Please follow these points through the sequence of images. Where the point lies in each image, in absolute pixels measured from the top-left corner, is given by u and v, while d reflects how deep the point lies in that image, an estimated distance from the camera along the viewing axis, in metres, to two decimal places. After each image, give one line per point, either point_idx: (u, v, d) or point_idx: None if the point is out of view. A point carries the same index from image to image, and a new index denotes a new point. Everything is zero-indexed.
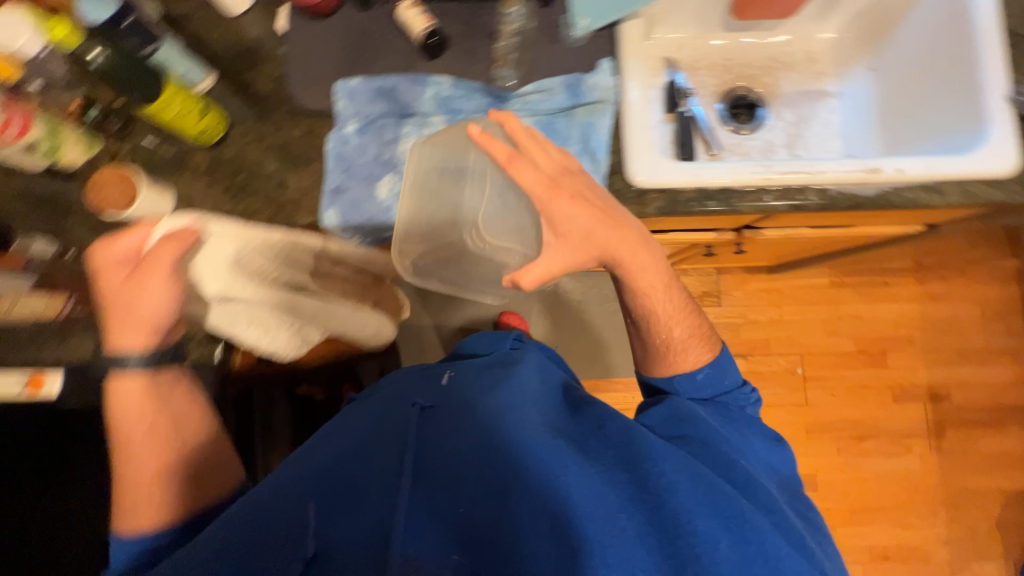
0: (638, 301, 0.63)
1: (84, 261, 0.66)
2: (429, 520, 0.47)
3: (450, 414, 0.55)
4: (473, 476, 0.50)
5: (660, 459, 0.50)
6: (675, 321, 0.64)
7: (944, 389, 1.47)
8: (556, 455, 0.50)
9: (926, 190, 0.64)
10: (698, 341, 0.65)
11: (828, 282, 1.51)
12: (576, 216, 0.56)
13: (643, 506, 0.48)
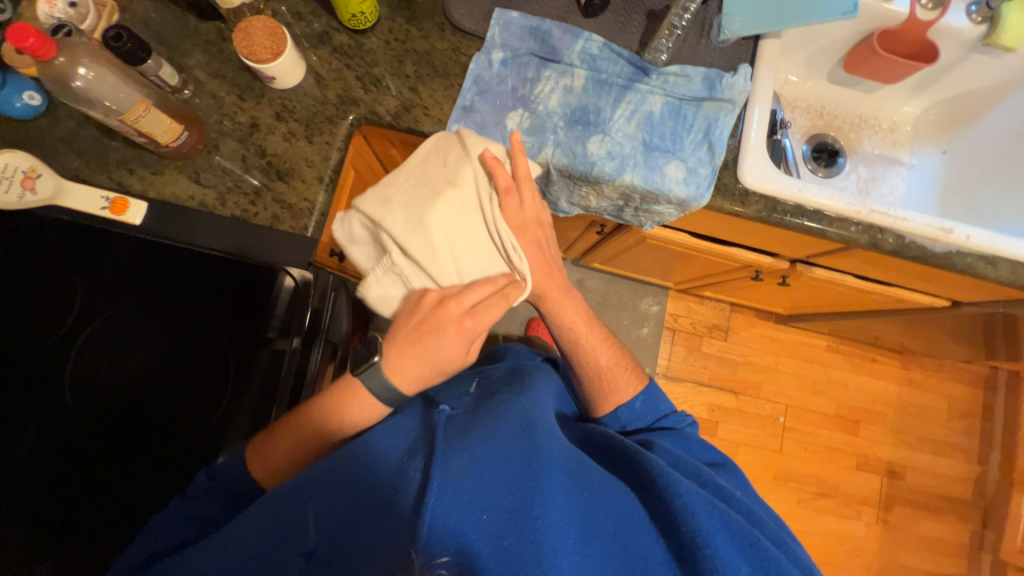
0: (569, 339, 0.72)
1: (196, 105, 0.66)
2: (453, 524, 0.45)
3: (472, 421, 0.55)
4: (504, 478, 0.48)
5: (674, 480, 0.52)
6: (601, 351, 0.72)
7: (901, 469, 1.59)
8: (577, 472, 0.52)
9: (983, 260, 0.72)
10: (625, 374, 0.73)
11: (825, 345, 1.62)
12: (528, 257, 0.64)
13: (660, 528, 0.51)
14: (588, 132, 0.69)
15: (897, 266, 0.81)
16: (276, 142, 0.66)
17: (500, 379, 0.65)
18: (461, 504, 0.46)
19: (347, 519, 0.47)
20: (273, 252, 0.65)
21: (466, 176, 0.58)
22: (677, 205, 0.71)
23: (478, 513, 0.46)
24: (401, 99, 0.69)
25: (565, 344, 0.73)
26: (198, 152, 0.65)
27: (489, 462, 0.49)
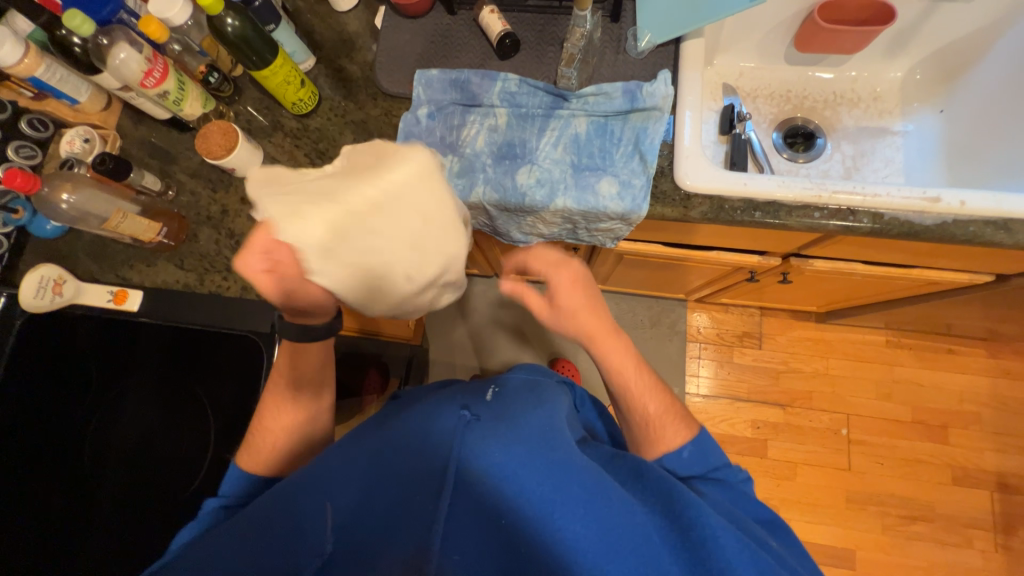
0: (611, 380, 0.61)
1: (181, 202, 0.77)
2: (472, 521, 0.45)
3: (497, 420, 0.50)
4: (519, 487, 0.45)
5: (704, 511, 0.45)
6: (646, 396, 0.60)
7: (1015, 480, 1.31)
8: (599, 485, 0.45)
9: (991, 225, 0.62)
10: (672, 425, 0.59)
11: (883, 340, 1.43)
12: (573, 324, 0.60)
13: (685, 558, 0.44)
14: (516, 165, 0.70)
15: (898, 246, 0.72)
16: (243, 223, 0.75)
17: (522, 383, 0.59)
18: (480, 506, 0.45)
19: (369, 518, 0.48)
20: (249, 319, 0.73)
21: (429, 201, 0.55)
22: (620, 219, 0.69)
23: (499, 516, 0.44)
24: None
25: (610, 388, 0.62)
26: (182, 242, 0.75)
27: (510, 463, 0.46)
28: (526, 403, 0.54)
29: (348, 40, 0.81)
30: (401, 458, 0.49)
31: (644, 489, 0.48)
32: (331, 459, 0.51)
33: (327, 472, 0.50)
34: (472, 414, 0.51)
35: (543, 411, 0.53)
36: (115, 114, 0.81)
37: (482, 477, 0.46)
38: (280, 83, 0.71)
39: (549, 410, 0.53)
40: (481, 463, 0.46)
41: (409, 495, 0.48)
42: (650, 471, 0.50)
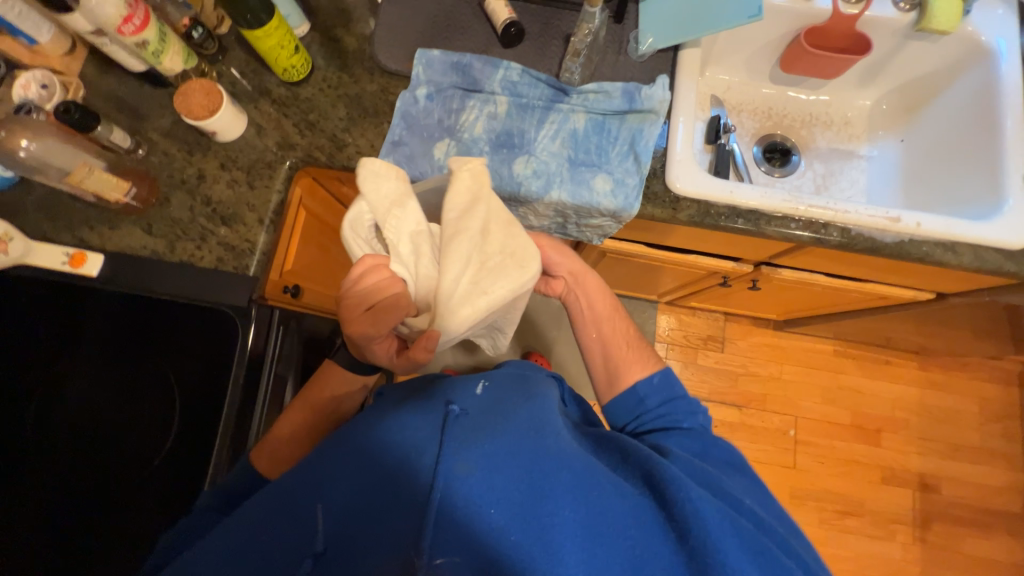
0: (583, 316, 0.68)
1: (151, 162, 0.72)
2: (460, 515, 0.45)
3: (480, 418, 0.53)
4: (507, 477, 0.47)
5: (684, 485, 0.46)
6: (615, 328, 0.67)
7: (934, 481, 1.45)
8: (584, 471, 0.47)
9: (940, 246, 0.68)
10: (639, 353, 0.66)
11: (831, 350, 1.54)
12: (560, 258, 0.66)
13: (671, 535, 0.45)
14: (513, 154, 0.71)
15: (859, 261, 0.78)
16: (221, 190, 0.71)
17: (510, 378, 0.62)
18: (469, 498, 0.45)
19: (357, 522, 0.47)
20: (220, 290, 0.69)
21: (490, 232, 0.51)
22: (612, 217, 0.71)
23: (487, 508, 0.45)
24: (336, 139, 0.73)
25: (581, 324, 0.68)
26: (151, 205, 0.70)
27: (498, 457, 0.48)
28: (509, 401, 0.56)
29: (346, 9, 0.78)
30: (388, 458, 0.50)
31: (630, 472, 0.50)
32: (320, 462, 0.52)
33: (316, 473, 0.51)
34: (459, 408, 0.54)
35: (526, 405, 0.55)
36: (79, 60, 0.75)
37: (470, 471, 0.47)
38: (272, 47, 0.67)
39: (533, 405, 0.55)
40: (468, 457, 0.48)
41: (395, 495, 0.48)
42: (635, 452, 0.51)
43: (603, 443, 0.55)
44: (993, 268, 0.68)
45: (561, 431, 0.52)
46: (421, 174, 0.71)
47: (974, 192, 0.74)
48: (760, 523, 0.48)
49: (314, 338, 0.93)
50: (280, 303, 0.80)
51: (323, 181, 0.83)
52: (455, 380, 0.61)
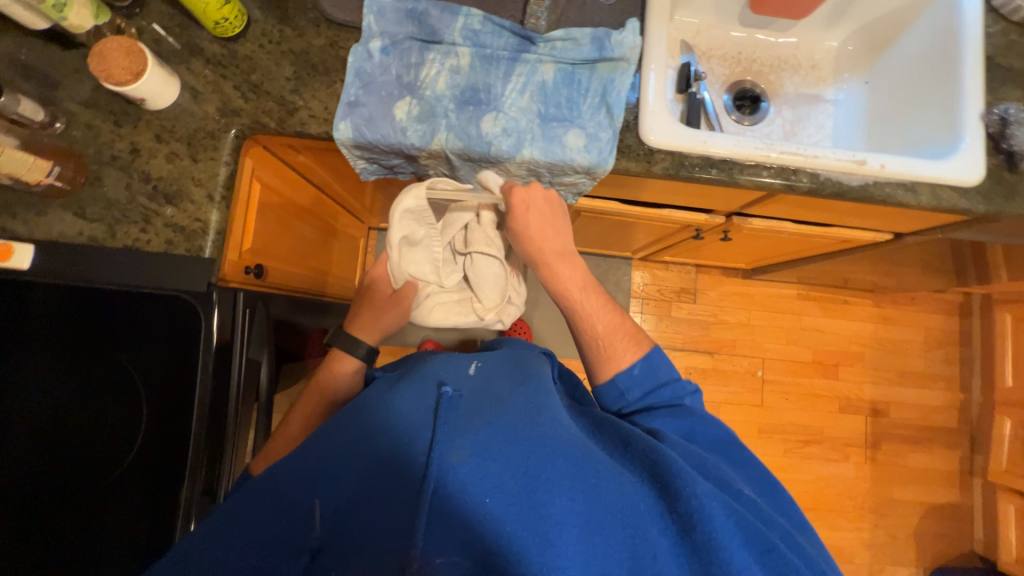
0: (564, 298, 0.67)
1: (74, 139, 0.64)
2: (448, 505, 0.44)
3: (475, 401, 0.53)
4: (504, 463, 0.46)
5: (692, 479, 0.47)
6: (598, 316, 0.66)
7: (884, 405, 1.59)
8: (585, 460, 0.47)
9: (901, 187, 0.70)
10: (623, 340, 0.65)
11: (795, 294, 1.61)
12: (524, 228, 0.64)
13: (674, 525, 0.46)
14: (479, 111, 0.66)
15: (826, 206, 0.80)
16: (161, 165, 0.65)
17: (504, 360, 0.62)
18: (461, 487, 0.45)
19: (348, 514, 0.47)
20: (171, 275, 0.64)
21: (494, 298, 0.74)
22: (585, 173, 0.69)
23: (481, 497, 0.44)
24: (285, 103, 0.67)
25: (565, 311, 0.68)
26: (80, 185, 0.64)
27: (493, 445, 0.47)
28: (505, 386, 0.56)
29: None
30: (377, 445, 0.50)
31: (632, 460, 0.51)
32: (309, 447, 0.51)
33: (303, 462, 0.50)
34: (452, 390, 0.53)
35: (523, 390, 0.55)
36: None
37: (463, 459, 0.46)
38: None
39: (530, 390, 0.55)
40: (461, 443, 0.47)
41: (383, 485, 0.47)
42: (634, 440, 0.52)
43: (602, 428, 0.56)
44: (950, 206, 0.70)
45: (559, 414, 0.52)
46: (382, 137, 0.66)
47: (930, 133, 0.76)
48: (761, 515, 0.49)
49: (286, 317, 0.89)
50: (242, 285, 0.75)
51: (273, 150, 0.77)
52: (446, 358, 0.61)
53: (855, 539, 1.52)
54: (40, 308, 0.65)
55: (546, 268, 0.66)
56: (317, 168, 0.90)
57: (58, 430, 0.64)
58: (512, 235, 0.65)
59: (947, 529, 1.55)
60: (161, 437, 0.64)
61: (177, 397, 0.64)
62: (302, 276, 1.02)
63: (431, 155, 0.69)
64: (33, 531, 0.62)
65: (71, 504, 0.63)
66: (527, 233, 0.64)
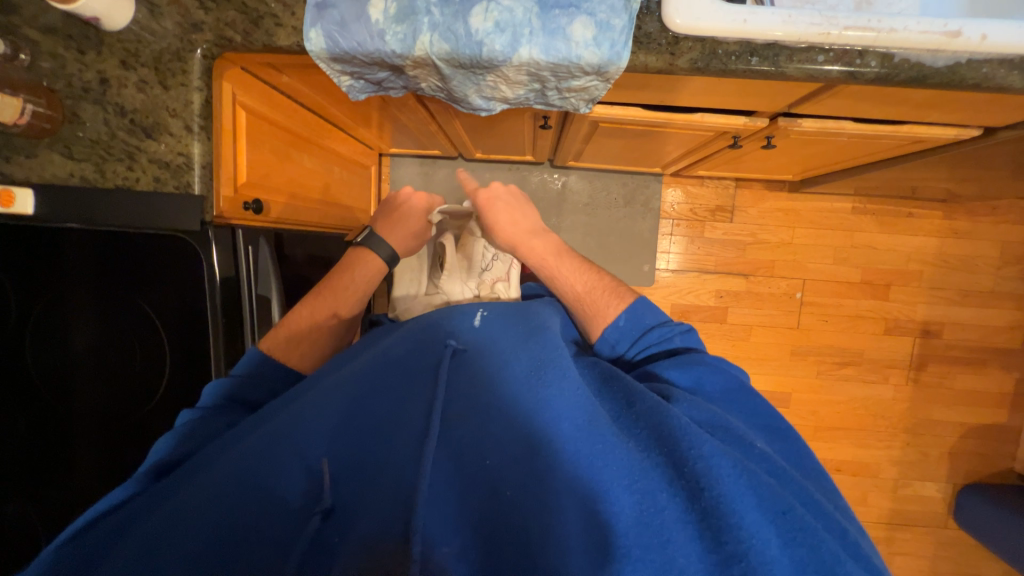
0: (543, 269, 0.73)
1: (41, 72, 0.60)
2: (456, 467, 0.48)
3: (481, 358, 0.55)
4: (506, 429, 0.49)
5: (699, 442, 0.46)
6: (574, 279, 0.70)
7: (937, 326, 1.47)
8: (591, 425, 0.48)
9: (1006, 65, 0.55)
10: (608, 295, 0.67)
11: (850, 208, 1.44)
12: (495, 214, 0.79)
13: (682, 491, 0.45)
14: (467, 3, 0.55)
15: (899, 97, 0.65)
16: (134, 96, 0.61)
17: (508, 312, 0.63)
18: (464, 449, 0.49)
19: (356, 474, 0.48)
20: (166, 214, 0.63)
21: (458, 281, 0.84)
22: (596, 75, 0.59)
23: (484, 458, 0.48)
24: (248, 11, 0.59)
25: (543, 277, 0.73)
26: (61, 124, 0.61)
27: (493, 412, 0.50)
28: (511, 342, 0.58)
29: None
30: (389, 408, 0.53)
31: (640, 421, 0.50)
32: (318, 397, 0.52)
33: (304, 416, 0.50)
34: (457, 345, 0.57)
35: (528, 347, 0.57)
36: None
37: (467, 420, 0.50)
38: None
39: (536, 347, 0.57)
40: (465, 406, 0.52)
41: (393, 445, 0.50)
42: (641, 402, 0.51)
43: (609, 383, 0.56)
44: None
45: (567, 375, 0.52)
46: (359, 45, 0.57)
47: None
48: (777, 473, 0.47)
49: (298, 252, 0.89)
50: (244, 221, 0.74)
51: (253, 71, 0.70)
52: (454, 311, 0.63)
53: (884, 456, 1.51)
54: (62, 255, 0.67)
55: (520, 241, 0.76)
56: (306, 90, 0.83)
57: (104, 363, 0.70)
58: (492, 226, 0.79)
59: (987, 448, 1.50)
60: (187, 368, 0.69)
61: (196, 332, 0.68)
62: (312, 210, 1.00)
63: (417, 65, 0.60)
64: (103, 445, 0.71)
65: (124, 426, 0.71)
66: (498, 220, 0.78)
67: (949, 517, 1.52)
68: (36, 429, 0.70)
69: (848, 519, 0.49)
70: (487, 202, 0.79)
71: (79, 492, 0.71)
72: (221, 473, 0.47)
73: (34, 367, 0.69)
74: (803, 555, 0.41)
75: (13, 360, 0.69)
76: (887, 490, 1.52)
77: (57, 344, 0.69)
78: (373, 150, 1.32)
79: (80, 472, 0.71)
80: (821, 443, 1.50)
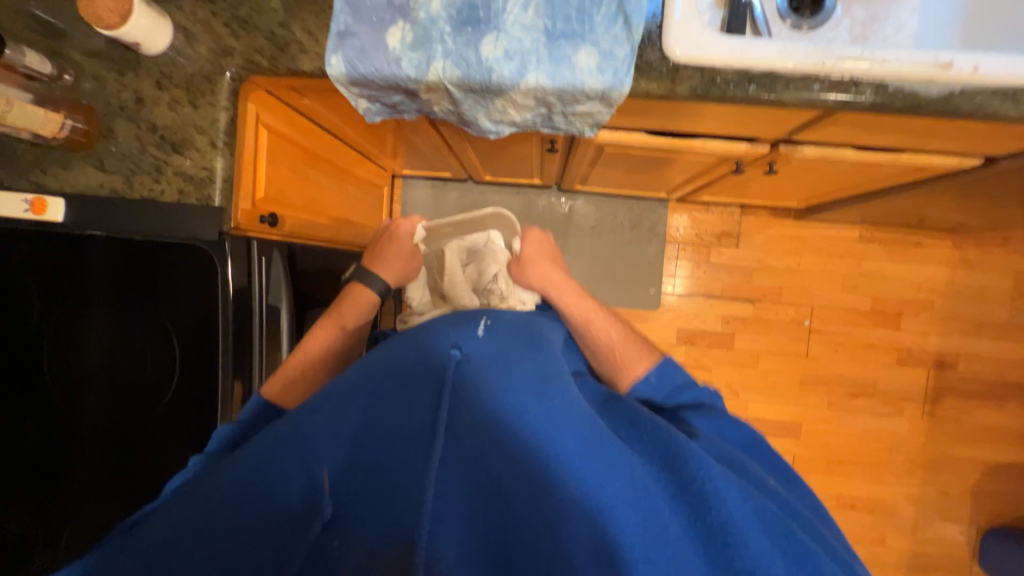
0: (579, 317, 0.75)
1: (82, 91, 0.64)
2: (459, 475, 0.47)
3: (485, 369, 0.52)
4: (509, 441, 0.47)
5: (705, 463, 0.47)
6: (610, 330, 0.74)
7: (952, 358, 1.44)
8: (594, 436, 0.47)
9: (999, 95, 0.57)
10: (636, 351, 0.71)
11: (857, 236, 1.44)
12: (534, 254, 0.82)
13: (685, 508, 0.45)
14: (479, 33, 0.59)
15: (896, 125, 0.67)
16: (165, 113, 0.65)
17: (513, 323, 0.62)
18: (466, 459, 0.48)
19: (360, 480, 0.49)
20: (186, 224, 0.66)
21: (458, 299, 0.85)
22: (599, 101, 0.61)
23: (488, 470, 0.47)
24: (276, 38, 0.63)
25: (579, 323, 0.75)
26: (95, 138, 0.65)
27: (494, 425, 0.48)
28: (512, 354, 0.56)
29: None
30: (389, 417, 0.52)
31: (644, 441, 0.51)
32: (326, 405, 0.51)
33: (309, 429, 0.50)
34: (461, 355, 0.54)
35: (531, 360, 0.56)
36: None
37: (471, 429, 0.49)
38: None
39: (539, 360, 0.56)
40: (469, 416, 0.49)
41: (395, 452, 0.50)
42: (646, 423, 0.52)
43: (611, 405, 0.56)
44: None
45: (570, 391, 0.52)
46: (376, 70, 0.61)
47: None
48: (784, 503, 0.49)
49: (309, 267, 0.92)
50: (260, 234, 0.77)
51: (277, 94, 0.75)
52: (456, 319, 0.61)
53: (901, 494, 1.45)
54: (88, 260, 0.71)
55: (560, 286, 0.79)
56: (326, 113, 0.87)
57: (115, 368, 0.72)
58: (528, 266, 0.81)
59: (1011, 488, 1.43)
60: (193, 375, 0.70)
61: (205, 337, 0.69)
62: (324, 226, 1.03)
63: (430, 89, 0.63)
64: (110, 449, 0.72)
65: (127, 431, 0.71)
66: (535, 261, 0.81)
67: (974, 562, 1.44)
68: (44, 431, 0.71)
69: (841, 544, 0.52)
70: (529, 240, 0.84)
71: (79, 498, 0.72)
72: (227, 483, 0.47)
73: (49, 369, 0.71)
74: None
75: (31, 360, 0.71)
76: (906, 530, 1.45)
77: (73, 347, 0.71)
78: (387, 172, 1.37)
79: (82, 477, 0.72)
80: (834, 477, 1.45)
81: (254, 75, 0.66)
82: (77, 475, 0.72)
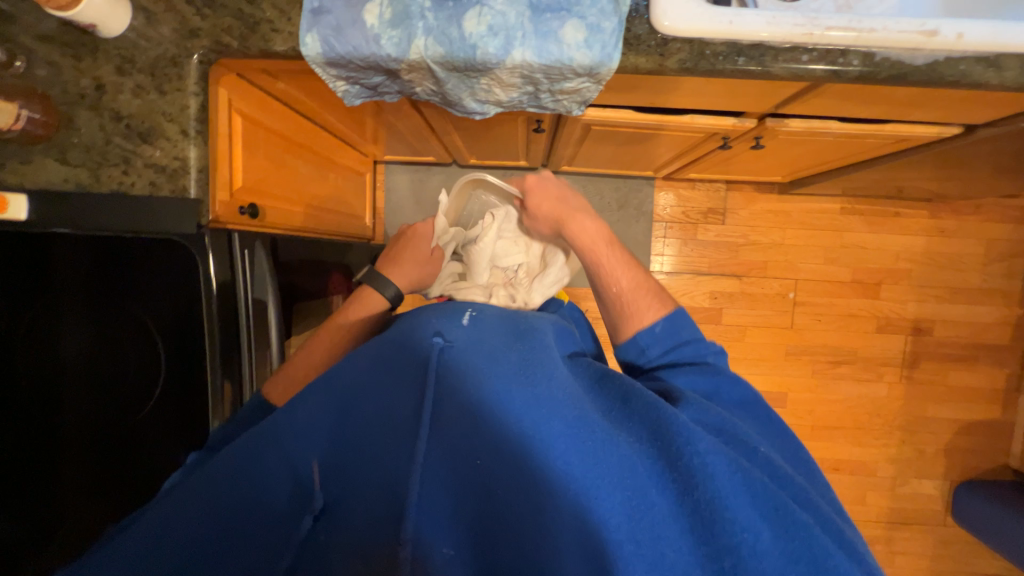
0: (589, 261, 0.70)
1: (37, 78, 0.60)
2: (446, 468, 0.47)
3: (470, 358, 0.49)
4: (495, 432, 0.46)
5: (693, 435, 0.47)
6: (620, 274, 0.68)
7: (928, 323, 1.49)
8: (581, 421, 0.47)
9: (981, 62, 0.58)
10: (649, 298, 0.66)
11: (839, 208, 1.47)
12: (541, 195, 0.75)
13: (674, 484, 0.46)
14: (461, 7, 0.57)
15: (881, 95, 0.67)
16: (129, 101, 0.61)
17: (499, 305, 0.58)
18: (451, 452, 0.47)
19: (345, 476, 0.48)
20: (162, 218, 0.64)
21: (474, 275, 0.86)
22: (588, 76, 0.60)
23: (473, 460, 0.47)
24: (245, 17, 0.60)
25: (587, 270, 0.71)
26: (55, 129, 0.61)
27: (480, 418, 0.47)
28: (491, 335, 0.53)
29: None
30: (369, 412, 0.49)
31: (634, 419, 0.50)
32: (300, 409, 0.49)
33: (289, 432, 0.48)
34: (444, 341, 0.50)
35: (517, 346, 0.53)
36: None
37: (455, 422, 0.47)
38: None
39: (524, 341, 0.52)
40: (453, 410, 0.47)
41: (379, 448, 0.48)
42: (637, 399, 0.51)
43: (604, 383, 0.55)
44: None
45: (555, 375, 0.50)
46: (353, 49, 0.58)
47: None
48: (774, 471, 0.49)
49: (294, 258, 0.89)
50: (240, 226, 0.74)
51: (249, 77, 0.71)
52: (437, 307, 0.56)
53: (880, 455, 1.51)
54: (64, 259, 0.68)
55: (570, 226, 0.73)
56: (301, 96, 0.83)
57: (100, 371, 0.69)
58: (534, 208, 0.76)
59: (982, 444, 1.51)
60: (182, 373, 0.68)
61: (191, 333, 0.67)
62: (307, 216, 1.00)
63: (412, 68, 0.61)
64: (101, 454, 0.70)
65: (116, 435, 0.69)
66: (540, 207, 0.75)
67: (948, 514, 1.52)
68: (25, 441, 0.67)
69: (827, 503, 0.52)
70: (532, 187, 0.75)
71: (72, 505, 0.69)
72: (214, 490, 0.47)
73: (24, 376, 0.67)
74: (792, 544, 0.44)
75: None
76: (886, 488, 1.52)
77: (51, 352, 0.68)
78: (368, 157, 1.33)
79: (71, 485, 0.69)
80: (818, 442, 1.51)
81: (224, 57, 0.62)
82: (69, 481, 0.69)
